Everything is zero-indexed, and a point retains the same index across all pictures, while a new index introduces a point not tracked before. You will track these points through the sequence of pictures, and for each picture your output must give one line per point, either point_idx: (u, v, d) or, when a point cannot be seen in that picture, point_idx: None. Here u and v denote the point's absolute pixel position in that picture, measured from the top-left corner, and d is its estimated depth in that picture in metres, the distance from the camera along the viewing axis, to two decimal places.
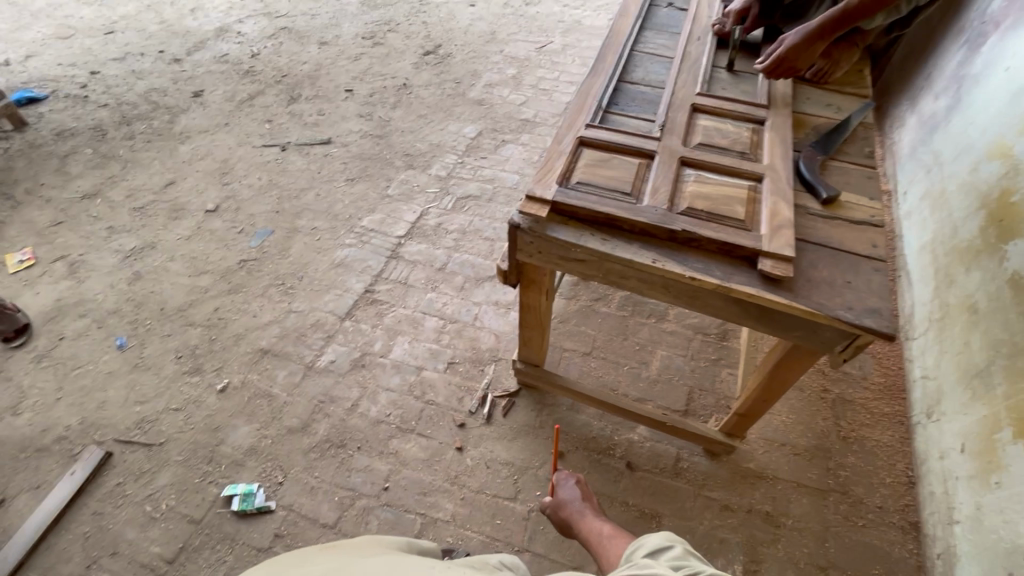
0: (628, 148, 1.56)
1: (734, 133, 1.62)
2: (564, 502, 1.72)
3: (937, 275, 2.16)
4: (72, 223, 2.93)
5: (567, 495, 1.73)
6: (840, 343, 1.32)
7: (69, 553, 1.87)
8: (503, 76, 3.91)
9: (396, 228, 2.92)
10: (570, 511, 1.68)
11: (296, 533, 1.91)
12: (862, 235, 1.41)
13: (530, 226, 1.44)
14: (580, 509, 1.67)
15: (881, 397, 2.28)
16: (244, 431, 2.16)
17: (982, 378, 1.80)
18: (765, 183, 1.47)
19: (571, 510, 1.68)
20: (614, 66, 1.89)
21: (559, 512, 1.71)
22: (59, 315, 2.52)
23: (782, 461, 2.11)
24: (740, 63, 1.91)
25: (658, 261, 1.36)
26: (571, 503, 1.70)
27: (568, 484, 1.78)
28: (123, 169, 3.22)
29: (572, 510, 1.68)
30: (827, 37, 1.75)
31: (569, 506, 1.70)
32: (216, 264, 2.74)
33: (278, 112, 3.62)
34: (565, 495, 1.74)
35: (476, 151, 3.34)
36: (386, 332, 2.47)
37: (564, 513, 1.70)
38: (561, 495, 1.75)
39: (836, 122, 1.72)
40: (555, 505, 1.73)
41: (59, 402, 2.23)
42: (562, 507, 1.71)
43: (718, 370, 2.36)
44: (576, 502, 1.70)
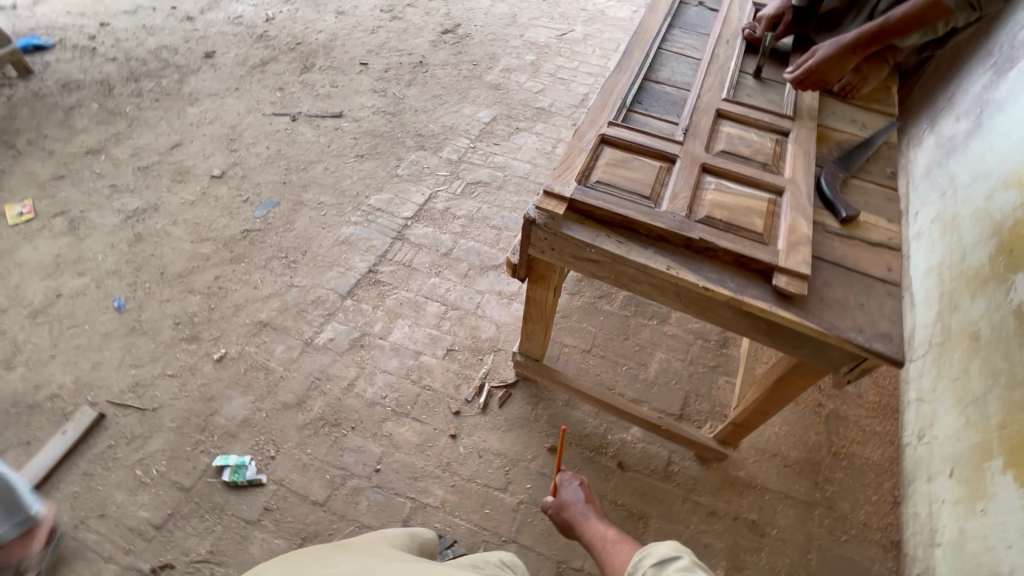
0: (650, 150, 1.53)
1: (757, 142, 1.60)
2: (567, 503, 1.74)
3: (941, 300, 2.16)
4: (73, 178, 2.88)
5: (571, 497, 1.75)
6: (846, 364, 1.32)
7: (57, 512, 1.86)
8: (521, 62, 3.84)
9: (404, 209, 2.88)
10: (573, 512, 1.70)
11: (286, 508, 1.92)
12: (877, 257, 1.40)
13: (545, 222, 1.42)
14: (584, 512, 1.69)
15: (874, 416, 2.29)
16: (238, 402, 2.15)
17: (978, 406, 1.81)
18: (785, 196, 1.46)
19: (574, 511, 1.70)
20: (641, 63, 1.86)
21: (562, 513, 1.72)
22: (57, 271, 2.49)
23: (771, 472, 2.13)
24: (768, 70, 1.88)
25: (673, 268, 1.35)
26: (575, 504, 1.72)
27: (571, 486, 1.79)
28: (129, 127, 3.16)
29: (575, 512, 1.70)
30: (860, 52, 1.72)
31: (573, 508, 1.71)
32: (219, 232, 2.70)
33: (290, 81, 3.56)
34: (568, 496, 1.75)
35: (489, 137, 3.30)
36: (387, 314, 2.46)
37: (566, 514, 1.71)
38: (565, 496, 1.76)
39: (859, 140, 1.70)
40: (557, 505, 1.75)
41: (53, 359, 2.22)
42: (564, 508, 1.73)
43: (716, 377, 2.36)
44: (580, 505, 1.72)
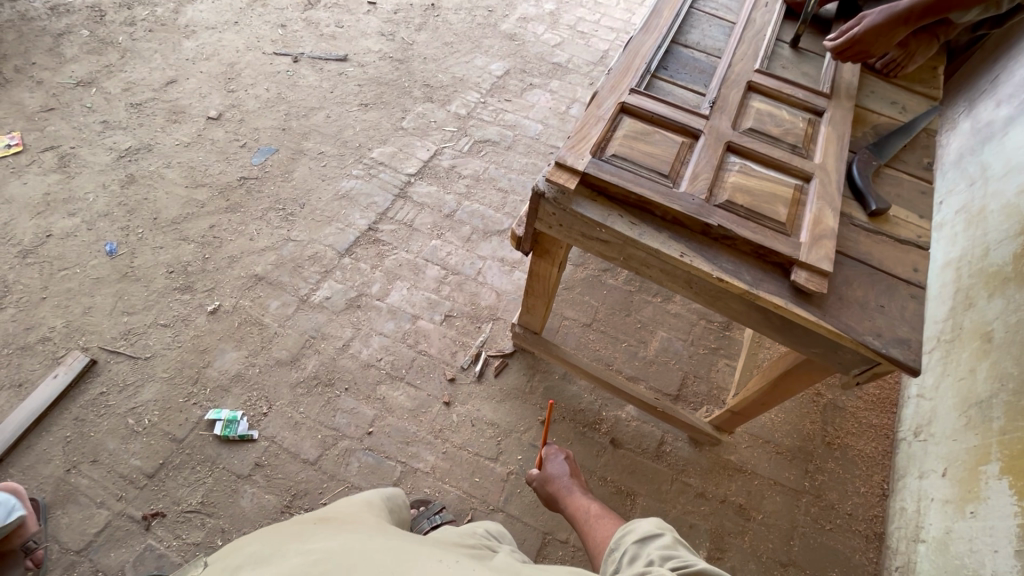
0: (672, 123, 1.42)
1: (788, 122, 1.48)
2: (551, 477, 1.74)
3: (956, 296, 2.09)
4: (63, 111, 2.74)
5: (556, 471, 1.75)
6: (858, 367, 1.26)
7: (49, 455, 1.87)
8: (540, 11, 3.59)
9: (407, 165, 2.77)
10: (557, 486, 1.70)
11: (276, 465, 1.93)
12: (904, 256, 1.31)
13: (555, 196, 1.33)
14: (567, 486, 1.69)
15: (872, 409, 2.26)
16: (232, 356, 2.13)
17: (981, 408, 1.78)
18: (813, 184, 1.36)
19: (558, 485, 1.70)
20: (670, 24, 1.70)
21: (546, 487, 1.73)
22: (47, 210, 2.41)
23: (762, 458, 2.13)
24: (807, 40, 1.73)
25: (687, 255, 1.27)
26: (559, 478, 1.72)
27: (557, 460, 1.79)
28: (121, 59, 2.99)
29: (559, 486, 1.70)
30: (912, 24, 1.56)
31: (557, 482, 1.71)
32: (214, 177, 2.60)
33: (293, 18, 3.35)
34: (553, 470, 1.75)
35: (501, 92, 3.12)
36: (385, 275, 2.40)
37: (551, 488, 1.72)
38: (549, 470, 1.76)
39: (898, 124, 1.58)
40: (542, 479, 1.75)
41: (44, 302, 2.17)
42: (549, 482, 1.73)
43: (716, 359, 2.32)
44: (565, 478, 1.72)
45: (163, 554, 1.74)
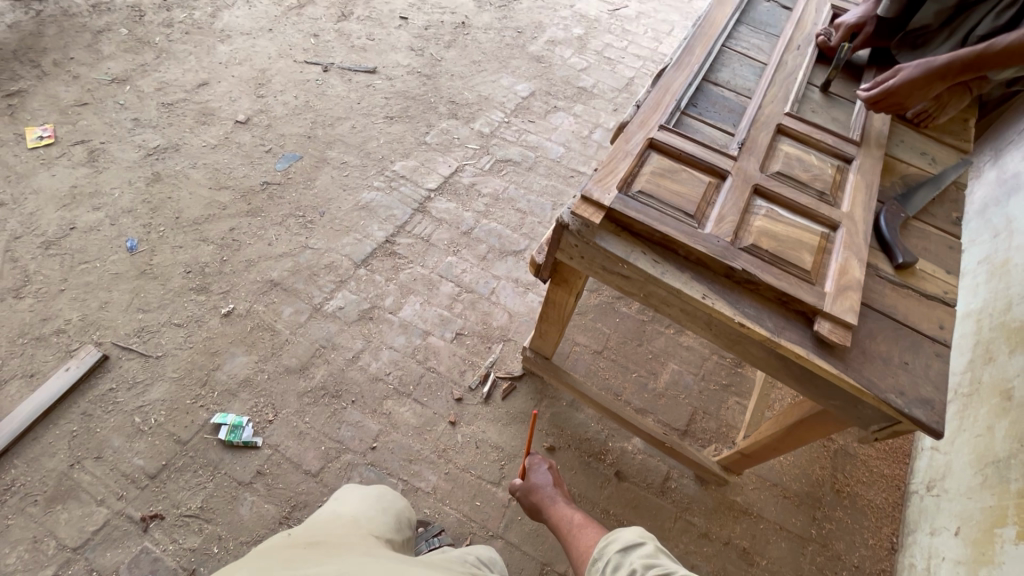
0: (700, 163, 1.42)
1: (816, 167, 1.47)
2: (535, 487, 1.72)
3: (976, 348, 2.04)
4: (96, 107, 2.80)
5: (540, 480, 1.73)
6: (878, 423, 1.24)
7: (54, 449, 1.88)
8: (568, 35, 3.63)
9: (428, 180, 2.79)
10: (541, 495, 1.69)
11: (277, 474, 1.92)
12: (929, 312, 1.29)
13: (578, 229, 1.34)
14: (551, 496, 1.68)
15: (884, 458, 2.21)
16: (242, 361, 2.13)
17: (998, 468, 1.74)
18: (840, 232, 1.34)
19: (542, 495, 1.69)
20: (702, 61, 1.71)
21: (530, 496, 1.71)
22: (73, 202, 2.45)
23: (769, 501, 2.08)
24: (838, 85, 1.72)
25: (709, 298, 1.25)
26: (543, 488, 1.71)
27: (540, 469, 1.78)
28: (157, 59, 3.05)
29: (543, 496, 1.69)
30: (947, 79, 1.55)
31: (541, 491, 1.70)
32: (238, 180, 2.63)
33: (326, 29, 3.41)
34: (537, 480, 1.74)
35: (525, 113, 3.14)
36: (399, 289, 2.40)
37: (534, 497, 1.70)
38: (533, 480, 1.75)
39: (927, 176, 1.57)
40: (526, 488, 1.73)
41: (62, 294, 2.20)
42: (532, 492, 1.71)
43: (726, 396, 2.29)
44: (548, 488, 1.71)
45: (159, 558, 1.74)
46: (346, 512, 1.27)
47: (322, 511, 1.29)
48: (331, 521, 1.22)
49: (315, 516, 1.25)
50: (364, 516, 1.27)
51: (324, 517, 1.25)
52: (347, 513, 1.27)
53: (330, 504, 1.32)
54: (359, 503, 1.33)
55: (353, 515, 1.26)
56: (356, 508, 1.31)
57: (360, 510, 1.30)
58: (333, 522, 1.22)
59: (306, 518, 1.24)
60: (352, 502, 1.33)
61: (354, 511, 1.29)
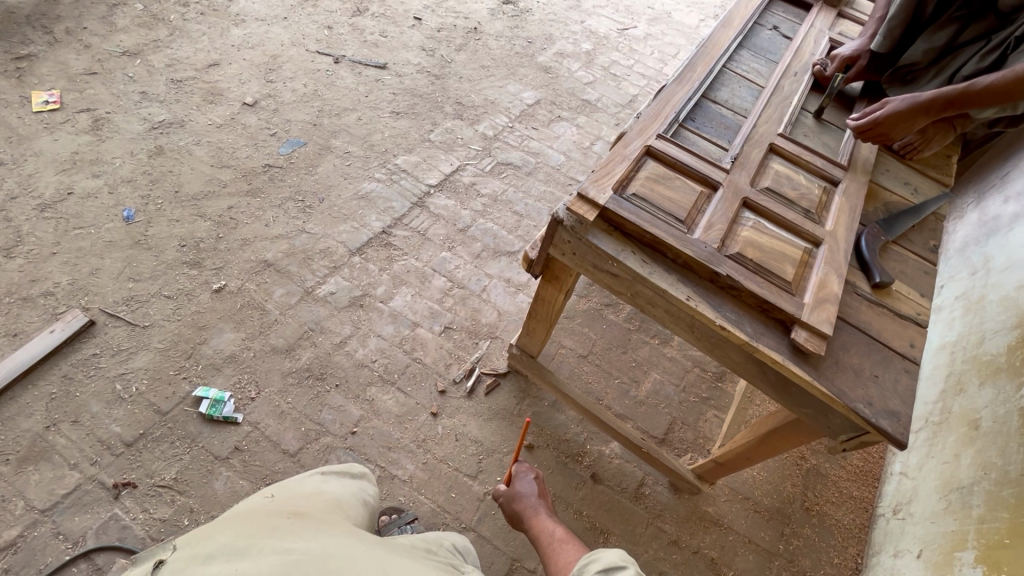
0: (694, 173, 1.47)
1: (804, 187, 1.54)
2: (519, 495, 1.73)
3: (948, 379, 2.10)
4: (104, 77, 2.82)
5: (524, 489, 1.75)
6: (846, 433, 1.28)
7: (31, 409, 1.87)
8: (577, 49, 3.72)
9: (428, 176, 2.83)
10: (524, 504, 1.70)
11: (255, 452, 1.92)
12: (902, 330, 1.35)
13: (573, 225, 1.38)
14: (535, 506, 1.69)
15: (854, 480, 2.26)
16: (228, 337, 2.14)
17: (961, 494, 1.79)
18: (822, 249, 1.40)
19: (526, 504, 1.70)
20: (703, 78, 1.77)
21: (513, 504, 1.72)
22: (73, 168, 2.46)
23: (740, 514, 2.11)
24: (829, 112, 1.80)
25: (693, 300, 1.30)
26: (527, 497, 1.72)
27: (526, 479, 1.79)
28: (169, 36, 3.08)
29: (526, 505, 1.70)
30: (933, 114, 1.63)
31: (524, 500, 1.71)
32: (240, 161, 2.65)
33: (340, 22, 3.46)
34: (522, 489, 1.75)
35: (529, 120, 3.21)
36: (392, 279, 2.43)
37: (517, 506, 1.71)
38: (518, 488, 1.76)
39: (908, 205, 1.63)
40: (509, 496, 1.74)
41: (53, 256, 2.20)
42: (516, 500, 1.72)
43: (705, 409, 2.33)
44: (532, 498, 1.72)
45: (127, 526, 1.73)
46: (331, 493, 1.26)
47: (306, 484, 1.27)
48: (314, 497, 1.21)
49: (300, 487, 1.24)
50: (345, 500, 1.26)
51: (309, 492, 1.22)
52: (331, 492, 1.25)
53: (315, 479, 1.30)
54: (342, 487, 1.31)
55: (335, 496, 1.25)
56: (340, 490, 1.29)
57: (343, 494, 1.28)
58: (317, 500, 1.20)
59: (293, 486, 1.23)
60: (337, 484, 1.31)
61: (338, 494, 1.27)
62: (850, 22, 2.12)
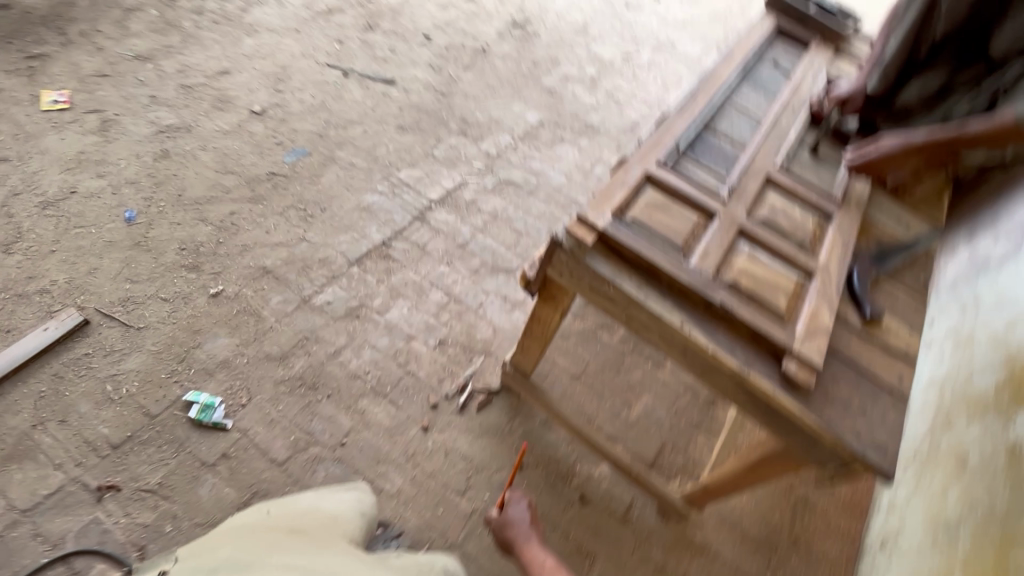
0: (692, 201, 1.50)
1: (799, 219, 1.57)
2: (512, 521, 1.63)
3: (937, 414, 2.11)
4: (115, 79, 2.85)
5: (517, 516, 1.65)
6: (833, 464, 1.30)
7: (19, 407, 1.86)
8: (582, 73, 3.80)
9: (431, 190, 2.86)
10: (516, 532, 1.60)
11: (243, 459, 1.90)
12: (891, 365, 1.37)
13: (571, 247, 1.40)
14: (527, 534, 1.59)
15: (842, 512, 2.26)
16: (222, 342, 2.13)
17: (948, 530, 1.77)
18: (815, 281, 1.43)
19: (518, 532, 1.60)
20: (703, 109, 1.82)
21: (504, 531, 1.61)
22: (77, 167, 2.48)
23: (726, 542, 2.11)
24: (826, 147, 1.85)
25: (686, 326, 1.32)
26: (520, 524, 1.62)
27: (519, 505, 1.70)
28: (182, 42, 3.13)
29: (519, 533, 1.60)
30: (924, 155, 1.70)
31: (517, 527, 1.61)
32: (245, 168, 2.68)
33: (351, 36, 3.53)
34: (515, 515, 1.66)
35: (532, 140, 3.26)
36: (389, 291, 2.44)
37: (509, 533, 1.61)
38: (510, 514, 1.66)
39: (901, 241, 1.67)
40: (500, 522, 1.64)
41: (52, 254, 2.20)
42: (508, 526, 1.62)
43: (696, 434, 2.33)
44: (524, 526, 1.62)
45: (109, 530, 1.71)
46: (326, 510, 1.26)
47: (301, 502, 1.29)
48: (308, 513, 1.22)
49: (296, 504, 1.26)
50: (341, 516, 1.26)
51: (304, 508, 1.24)
52: (325, 509, 1.27)
53: (310, 498, 1.32)
54: (337, 503, 1.32)
55: (330, 512, 1.26)
56: (335, 506, 1.30)
57: (339, 509, 1.29)
58: (311, 516, 1.22)
59: (288, 503, 1.26)
60: (333, 501, 1.32)
61: (334, 510, 1.27)
62: (847, 61, 2.18)
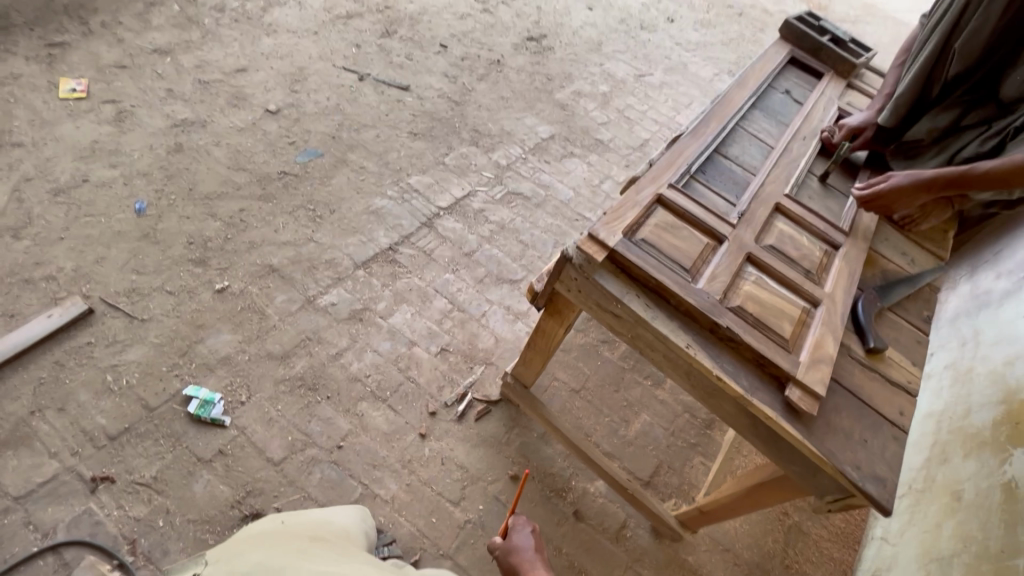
0: (701, 224, 1.52)
1: (806, 247, 1.58)
2: (516, 547, 1.62)
3: (933, 448, 2.11)
4: (133, 71, 2.88)
5: (521, 542, 1.64)
6: (832, 493, 1.30)
7: (18, 393, 1.86)
8: (594, 90, 3.84)
9: (439, 198, 2.88)
10: (521, 557, 1.59)
11: (239, 457, 1.90)
12: (892, 397, 1.38)
13: (581, 263, 1.41)
14: (531, 559, 1.58)
15: (835, 541, 2.25)
16: (225, 338, 2.14)
17: (941, 565, 1.75)
18: (820, 309, 1.44)
19: (522, 556, 1.59)
20: (716, 133, 1.84)
21: (508, 556, 1.60)
22: (91, 156, 2.49)
23: (718, 566, 2.10)
24: (835, 177, 1.87)
25: (692, 348, 1.33)
26: (524, 549, 1.61)
27: (523, 531, 1.69)
28: (201, 38, 3.17)
29: (523, 558, 1.58)
30: (934, 190, 1.71)
31: (521, 552, 1.60)
32: (257, 166, 2.70)
33: (368, 41, 3.57)
34: (519, 541, 1.65)
35: (542, 154, 3.29)
36: (394, 296, 2.44)
37: (513, 558, 1.59)
38: (514, 540, 1.66)
39: (905, 274, 1.68)
40: (505, 548, 1.63)
41: (61, 242, 2.21)
42: (512, 552, 1.61)
43: (692, 455, 2.33)
44: (529, 552, 1.61)
45: (100, 521, 1.70)
46: (340, 522, 1.37)
47: (312, 515, 1.39)
48: (324, 523, 1.32)
49: (307, 515, 1.37)
50: (353, 529, 1.37)
51: (320, 519, 1.34)
52: (338, 520, 1.37)
53: (319, 512, 1.42)
54: (345, 516, 1.42)
55: (343, 524, 1.37)
56: (345, 520, 1.40)
57: (349, 522, 1.40)
58: (329, 525, 1.33)
59: (300, 515, 1.36)
60: (341, 515, 1.43)
61: (346, 523, 1.38)
62: (857, 94, 2.22)
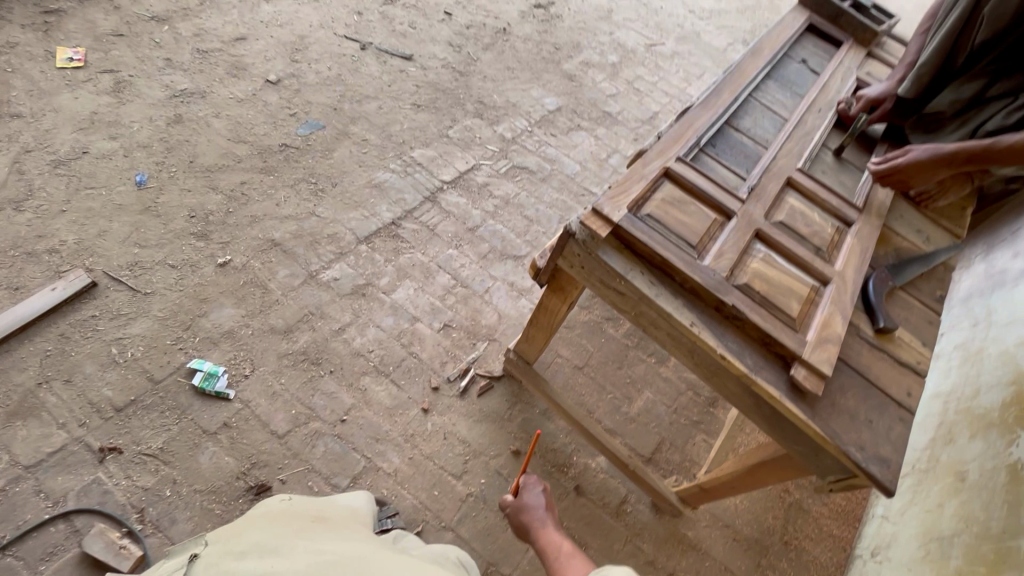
0: (709, 199, 1.47)
1: (817, 224, 1.54)
2: (527, 507, 1.63)
3: (939, 428, 2.09)
4: (130, 40, 2.82)
5: (532, 501, 1.64)
6: (834, 473, 1.29)
7: (25, 364, 1.88)
8: (603, 60, 3.72)
9: (443, 171, 2.83)
10: (531, 517, 1.60)
11: (244, 430, 1.92)
12: (899, 378, 1.35)
13: (584, 239, 1.38)
14: (542, 519, 1.59)
15: (835, 518, 2.26)
16: (228, 313, 2.14)
17: (941, 544, 1.76)
18: (829, 288, 1.40)
19: (533, 516, 1.60)
20: (727, 105, 1.77)
21: (519, 515, 1.61)
22: (90, 128, 2.46)
23: (718, 541, 2.12)
24: (850, 151, 1.80)
25: (696, 326, 1.30)
26: (535, 509, 1.61)
27: (534, 491, 1.69)
28: (200, 6, 3.08)
29: (534, 517, 1.59)
30: (954, 166, 1.65)
31: (532, 512, 1.61)
32: (258, 138, 2.65)
33: (370, 9, 3.46)
34: (530, 500, 1.65)
35: (548, 126, 3.21)
36: (396, 271, 2.43)
37: (523, 517, 1.60)
38: (526, 500, 1.66)
39: (919, 252, 1.63)
40: (516, 506, 1.64)
41: (62, 214, 2.20)
42: (523, 511, 1.62)
43: (695, 432, 2.33)
44: (540, 511, 1.61)
45: (109, 490, 1.74)
46: (346, 502, 1.37)
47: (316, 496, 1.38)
48: (330, 503, 1.32)
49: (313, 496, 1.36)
50: (359, 508, 1.38)
51: (327, 500, 1.34)
52: (343, 501, 1.37)
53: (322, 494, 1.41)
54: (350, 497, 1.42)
55: (349, 504, 1.37)
56: (350, 500, 1.40)
57: (354, 502, 1.40)
58: (335, 506, 1.33)
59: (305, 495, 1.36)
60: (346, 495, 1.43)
61: (351, 502, 1.39)
62: (878, 63, 2.12)
